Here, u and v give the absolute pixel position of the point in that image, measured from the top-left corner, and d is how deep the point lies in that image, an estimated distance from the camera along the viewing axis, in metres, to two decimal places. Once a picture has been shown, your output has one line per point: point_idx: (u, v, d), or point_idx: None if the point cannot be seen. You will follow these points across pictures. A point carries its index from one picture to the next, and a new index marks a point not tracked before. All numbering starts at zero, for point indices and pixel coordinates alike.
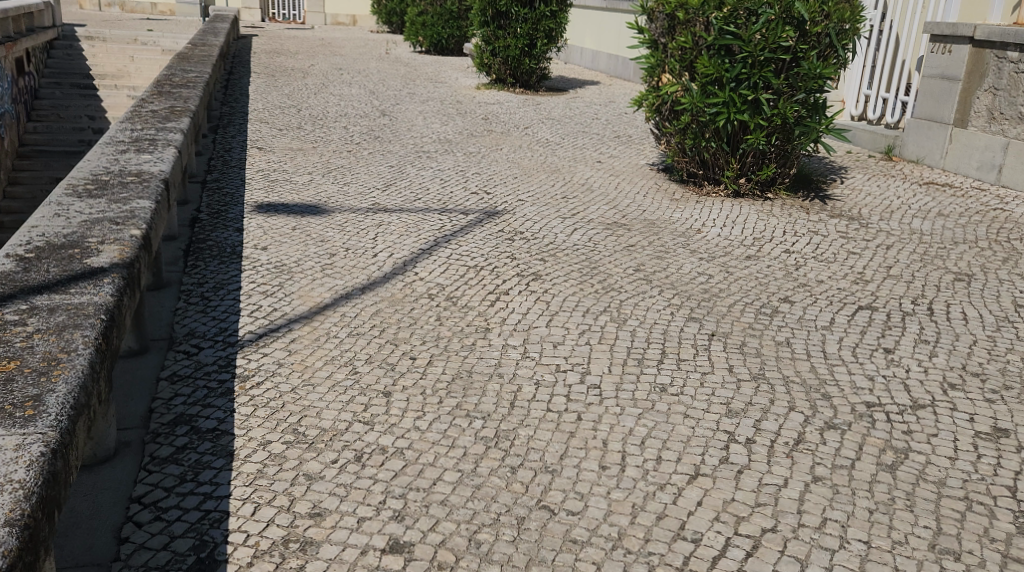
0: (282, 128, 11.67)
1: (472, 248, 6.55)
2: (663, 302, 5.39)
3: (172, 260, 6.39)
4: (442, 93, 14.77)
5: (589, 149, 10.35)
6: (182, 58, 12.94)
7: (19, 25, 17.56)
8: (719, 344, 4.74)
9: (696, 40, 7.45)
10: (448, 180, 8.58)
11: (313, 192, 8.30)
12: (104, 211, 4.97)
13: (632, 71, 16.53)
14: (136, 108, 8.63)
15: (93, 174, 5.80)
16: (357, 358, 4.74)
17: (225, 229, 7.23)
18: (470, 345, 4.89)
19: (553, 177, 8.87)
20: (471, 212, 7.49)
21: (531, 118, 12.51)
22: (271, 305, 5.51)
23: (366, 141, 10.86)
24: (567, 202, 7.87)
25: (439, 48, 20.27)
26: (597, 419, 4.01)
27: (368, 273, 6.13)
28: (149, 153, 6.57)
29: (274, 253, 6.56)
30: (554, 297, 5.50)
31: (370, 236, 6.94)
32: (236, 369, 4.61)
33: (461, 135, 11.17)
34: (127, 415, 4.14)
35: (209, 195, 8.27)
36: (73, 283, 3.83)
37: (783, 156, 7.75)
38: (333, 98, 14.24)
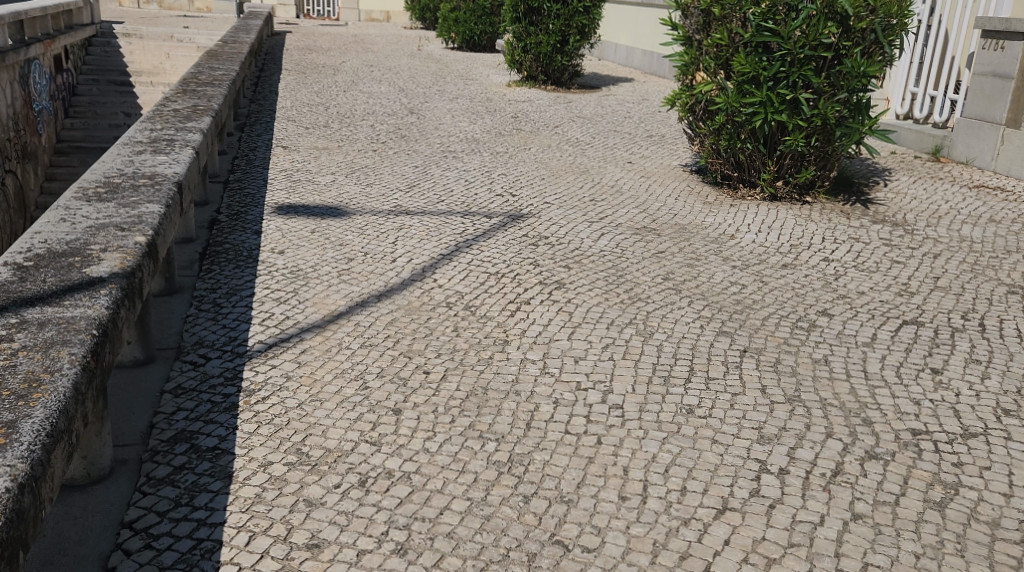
0: (308, 126, 11.52)
1: (494, 253, 6.32)
2: (692, 314, 5.12)
3: (188, 264, 6.22)
4: (472, 90, 14.55)
5: (621, 149, 10.07)
6: (211, 55, 12.84)
7: (58, 23, 17.62)
8: (751, 362, 4.46)
9: (732, 36, 7.14)
10: (474, 182, 8.35)
11: (336, 193, 8.12)
12: (111, 216, 4.78)
13: (667, 68, 16.19)
14: (159, 106, 8.49)
15: (105, 176, 5.64)
16: (369, 372, 4.53)
17: (244, 231, 7.06)
18: (487, 359, 4.66)
19: (581, 178, 8.62)
20: (495, 215, 7.25)
21: (562, 117, 12.26)
22: (283, 314, 5.31)
23: (393, 139, 10.66)
24: (596, 205, 7.61)
25: (472, 44, 20.06)
26: (618, 443, 3.76)
27: (386, 279, 5.92)
28: (165, 154, 6.41)
29: (291, 257, 6.38)
30: (577, 308, 5.25)
31: (391, 239, 6.74)
32: (242, 382, 4.40)
33: (489, 134, 10.94)
34: (125, 430, 3.93)
35: (230, 195, 8.12)
36: (68, 294, 3.63)
37: (823, 158, 7.43)
38: (362, 95, 14.08)
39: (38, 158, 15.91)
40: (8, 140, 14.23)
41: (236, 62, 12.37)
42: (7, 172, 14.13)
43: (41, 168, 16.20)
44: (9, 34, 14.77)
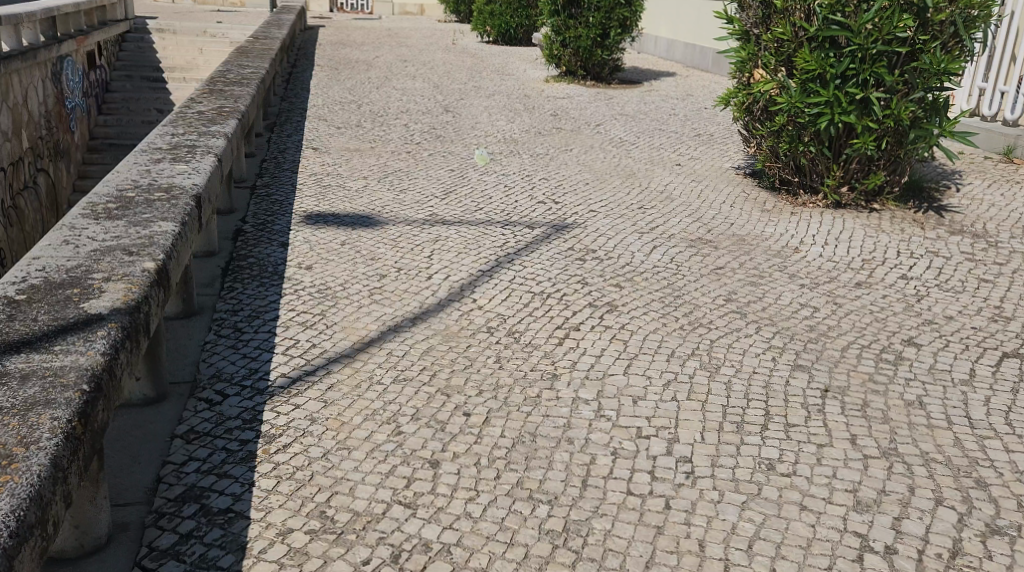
0: (340, 126, 11.08)
1: (538, 270, 5.82)
2: (762, 342, 4.58)
3: (209, 281, 5.80)
4: (509, 87, 14.04)
5: (668, 150, 9.50)
6: (241, 51, 12.43)
7: (92, 19, 17.31)
8: (836, 403, 3.92)
9: (796, 30, 6.57)
10: (513, 187, 7.84)
11: (367, 200, 7.66)
12: (119, 237, 4.36)
13: (712, 62, 15.56)
14: (183, 108, 8.08)
15: (118, 188, 5.23)
16: (403, 413, 4.06)
17: (270, 244, 6.61)
18: (534, 398, 4.16)
19: (628, 182, 8.08)
20: (538, 225, 6.75)
21: (603, 114, 11.73)
22: (310, 341, 4.85)
23: (428, 140, 10.18)
24: (645, 213, 7.07)
25: (508, 38, 19.54)
26: (691, 508, 3.25)
27: (421, 299, 5.45)
28: (185, 162, 5.98)
29: (319, 274, 5.93)
30: (632, 336, 4.73)
31: (426, 253, 6.26)
32: (261, 426, 3.95)
33: (529, 134, 10.43)
34: (129, 486, 3.51)
35: (257, 202, 7.69)
36: (61, 337, 3.19)
37: (894, 161, 6.84)
38: (395, 92, 13.61)
39: (70, 156, 15.64)
40: (40, 138, 13.93)
41: (266, 59, 11.96)
42: (39, 171, 13.83)
43: (74, 166, 15.92)
44: (41, 30, 14.50)
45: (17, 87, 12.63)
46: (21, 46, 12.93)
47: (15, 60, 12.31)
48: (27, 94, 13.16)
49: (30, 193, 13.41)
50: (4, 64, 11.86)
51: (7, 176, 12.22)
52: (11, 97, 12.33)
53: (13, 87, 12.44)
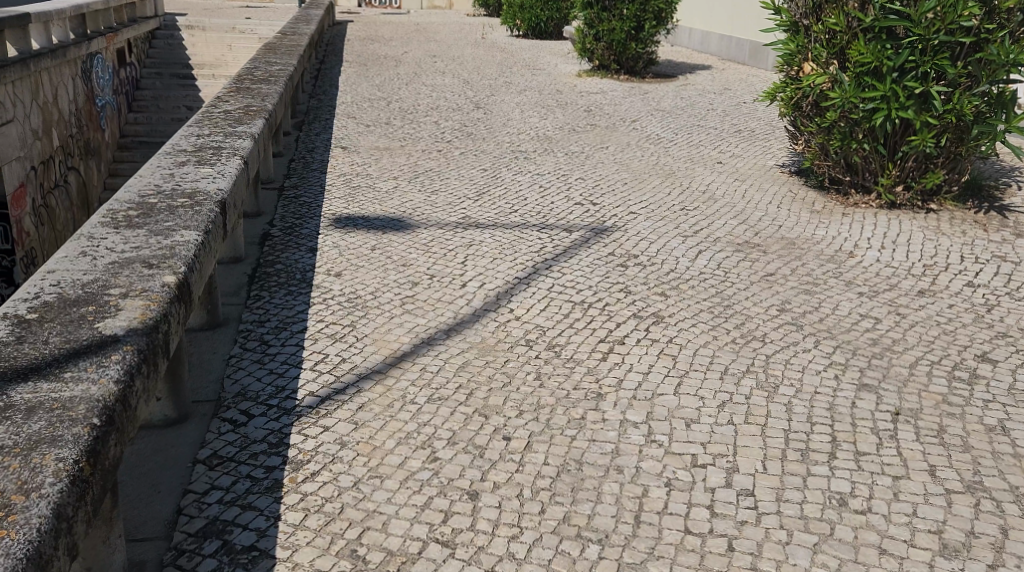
0: (369, 124, 10.85)
1: (577, 278, 5.54)
2: (822, 357, 4.27)
3: (235, 290, 5.57)
4: (541, 82, 13.74)
5: (708, 147, 9.17)
6: (269, 48, 12.23)
7: (121, 16, 17.37)
8: (911, 428, 3.60)
9: (849, 21, 6.24)
10: (548, 188, 7.56)
11: (398, 202, 7.41)
12: (139, 247, 4.13)
13: (749, 54, 15.16)
14: (209, 107, 7.88)
15: (140, 195, 5.00)
16: (438, 437, 3.80)
17: (298, 249, 6.38)
18: (579, 420, 3.88)
19: (668, 182, 7.76)
20: (576, 228, 6.47)
21: (638, 110, 11.40)
22: (340, 356, 4.61)
23: (459, 138, 9.92)
24: (687, 215, 6.76)
25: (538, 31, 19.21)
26: (757, 551, 2.97)
27: (455, 310, 5.20)
28: (210, 165, 5.76)
29: (349, 281, 5.69)
30: (682, 350, 4.43)
31: (459, 259, 6.00)
32: (289, 451, 3.71)
33: (562, 131, 10.13)
34: (148, 519, 3.29)
35: (285, 204, 7.47)
36: (71, 362, 2.96)
37: (953, 158, 6.47)
38: (425, 89, 13.37)
39: (101, 154, 15.54)
40: (70, 136, 13.82)
41: (294, 56, 11.77)
42: (69, 170, 13.72)
43: (105, 164, 15.82)
44: (71, 27, 14.50)
45: (48, 85, 12.52)
46: (51, 44, 12.93)
47: (45, 58, 12.22)
48: (57, 92, 13.05)
49: (62, 191, 13.28)
50: (34, 62, 11.75)
51: (37, 175, 12.09)
52: (41, 95, 12.21)
53: (44, 85, 12.34)
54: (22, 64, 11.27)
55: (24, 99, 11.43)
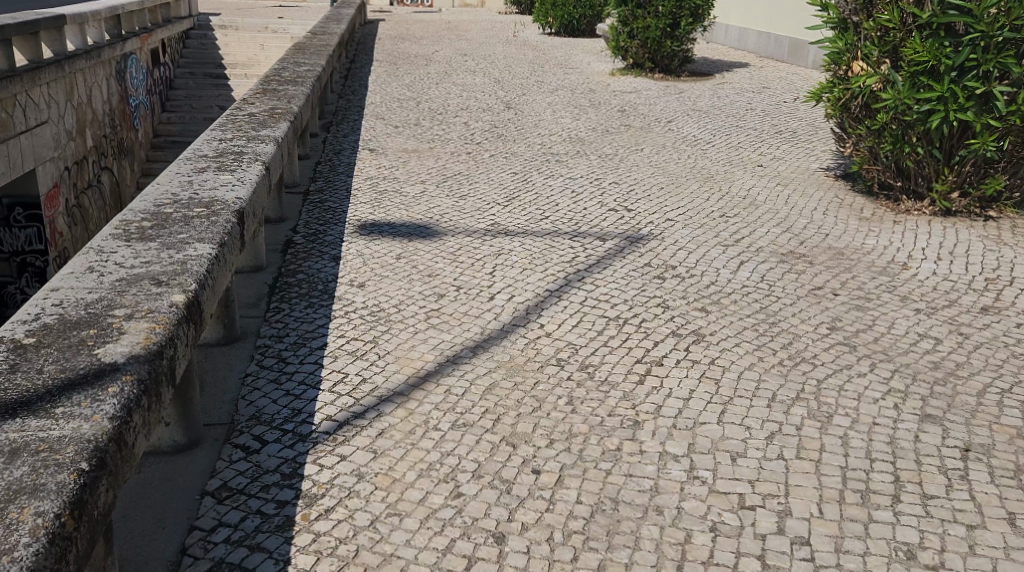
0: (398, 125, 10.62)
1: (612, 291, 5.25)
2: (879, 382, 3.95)
3: (254, 301, 5.34)
4: (574, 81, 13.44)
5: (747, 149, 8.83)
6: (298, 48, 12.05)
7: (155, 16, 17.42)
8: (982, 469, 3.31)
9: (904, 16, 5.95)
10: (581, 193, 7.27)
11: (424, 208, 7.15)
12: (149, 262, 3.88)
13: (788, 51, 14.75)
14: (234, 109, 7.68)
15: (155, 204, 4.77)
16: (463, 469, 3.54)
17: (321, 257, 6.15)
18: (614, 452, 3.60)
19: (708, 187, 7.44)
20: (610, 236, 6.18)
21: (674, 109, 11.07)
22: (360, 375, 4.36)
23: (489, 139, 9.65)
24: (728, 223, 6.45)
25: (570, 29, 18.90)
26: None
27: (482, 326, 4.94)
28: (230, 172, 5.53)
29: (372, 293, 5.43)
30: (725, 373, 4.13)
31: (487, 269, 5.73)
32: (303, 483, 3.48)
33: (595, 132, 9.84)
34: (150, 559, 3.08)
35: (309, 210, 7.25)
36: (64, 395, 2.71)
37: (1015, 163, 6.13)
38: (456, 88, 13.12)
39: (134, 154, 15.45)
40: (104, 137, 13.74)
41: (323, 56, 11.58)
42: (103, 170, 13.63)
43: (138, 163, 15.74)
44: (105, 28, 14.51)
45: (82, 86, 12.44)
46: (86, 45, 12.90)
47: (79, 59, 12.16)
48: (91, 92, 12.97)
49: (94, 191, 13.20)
50: (67, 62, 11.67)
51: (70, 175, 11.99)
52: (75, 96, 12.11)
53: (77, 85, 12.26)
54: (56, 65, 11.17)
55: (58, 100, 11.33)
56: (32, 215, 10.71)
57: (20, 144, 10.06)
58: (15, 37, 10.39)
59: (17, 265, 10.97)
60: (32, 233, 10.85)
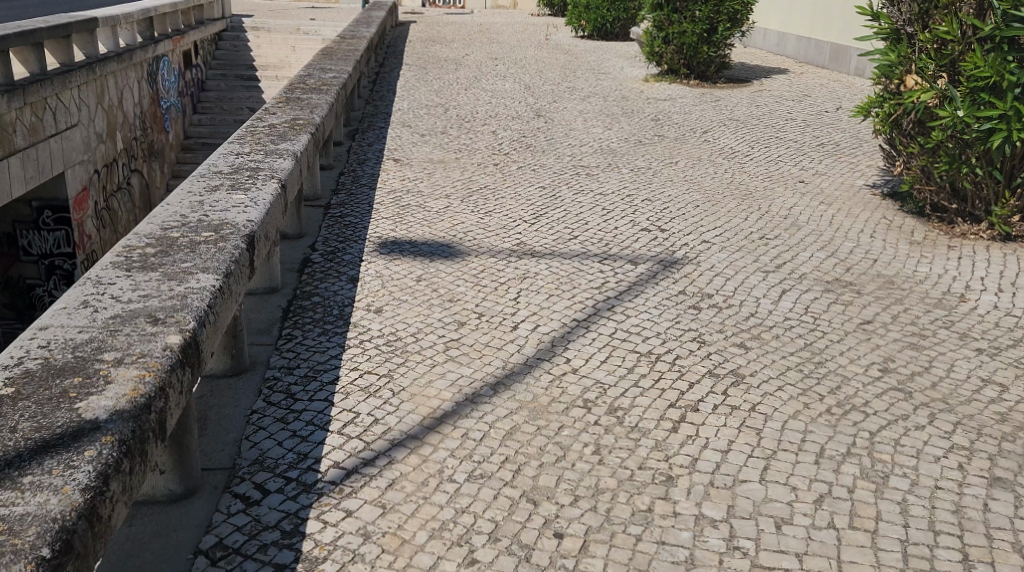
0: (425, 133, 10.35)
1: (644, 323, 4.94)
2: (937, 442, 3.71)
3: (265, 328, 5.08)
4: (607, 87, 13.11)
5: (787, 164, 8.46)
6: (326, 53, 11.83)
7: (188, 19, 17.34)
8: None
9: (963, 28, 5.76)
10: (612, 210, 6.95)
11: (448, 224, 6.88)
12: (148, 296, 3.57)
13: (830, 57, 14.36)
14: (255, 120, 7.45)
15: (161, 227, 4.48)
16: (478, 530, 3.27)
17: (337, 278, 5.88)
18: (645, 515, 3.32)
19: (747, 206, 7.10)
20: (642, 260, 5.87)
21: (710, 119, 10.73)
22: (372, 414, 4.07)
23: (518, 150, 9.35)
24: (768, 247, 6.12)
25: (604, 32, 18.53)
26: None
27: (504, 359, 4.65)
28: (244, 191, 5.25)
29: (389, 318, 5.16)
30: (766, 423, 3.86)
31: (511, 294, 5.44)
32: (305, 543, 3.22)
33: (627, 142, 9.51)
34: None
35: (329, 224, 6.99)
36: (32, 463, 2.43)
37: None
38: (485, 94, 12.83)
39: (165, 157, 15.32)
40: (134, 139, 13.57)
41: (351, 61, 11.34)
42: (132, 172, 13.47)
43: (168, 165, 15.61)
44: (138, 30, 14.44)
45: (113, 89, 12.30)
46: (118, 48, 12.81)
47: (111, 61, 12.03)
48: (122, 95, 12.84)
49: (125, 194, 13.08)
50: (99, 65, 11.54)
51: (100, 178, 11.83)
52: (106, 99, 11.97)
53: (109, 89, 12.12)
54: (88, 69, 11.04)
55: (89, 103, 11.20)
56: (61, 218, 10.59)
57: (49, 148, 9.92)
58: (46, 41, 10.28)
59: (45, 268, 10.87)
60: (61, 236, 10.73)
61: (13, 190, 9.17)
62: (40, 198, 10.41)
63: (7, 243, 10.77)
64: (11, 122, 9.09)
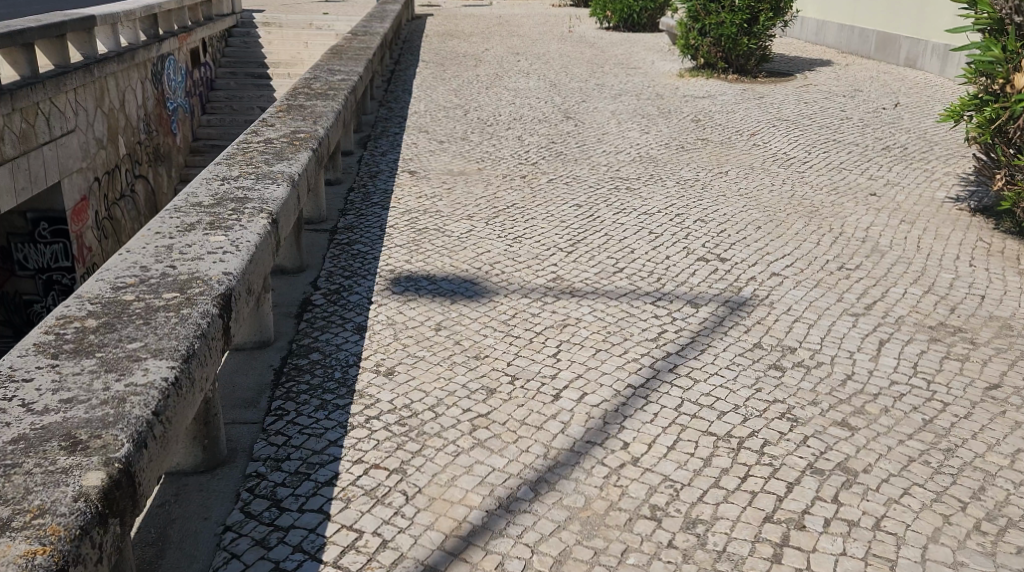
0: (443, 140, 9.42)
1: (717, 391, 3.97)
2: None
3: (250, 399, 4.18)
4: (639, 84, 12.13)
5: (853, 172, 7.46)
6: (335, 52, 10.89)
7: (196, 15, 16.47)
8: None
9: None
10: (660, 235, 6.02)
11: (471, 253, 5.95)
12: (72, 399, 2.67)
13: (876, 46, 13.28)
14: (251, 134, 6.54)
15: (113, 286, 3.59)
16: None
17: (341, 327, 4.95)
18: None
19: (817, 225, 6.14)
20: (704, 300, 4.93)
21: (757, 119, 9.74)
22: (380, 535, 3.18)
23: (546, 159, 8.41)
24: (852, 280, 5.15)
25: (631, 23, 17.56)
26: None
27: (546, 444, 3.71)
28: (225, 230, 4.34)
29: (404, 384, 4.24)
30: (899, 553, 2.95)
31: (550, 349, 4.51)
32: None
33: (667, 149, 8.54)
34: None
35: (335, 255, 6.08)
36: None
37: None
38: (507, 94, 11.87)
39: (172, 159, 14.45)
40: (138, 143, 12.70)
41: (362, 61, 10.42)
42: (137, 178, 12.59)
43: (176, 169, 14.75)
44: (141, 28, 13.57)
45: (115, 91, 11.42)
46: (119, 48, 11.95)
47: (111, 62, 11.11)
48: (124, 97, 11.95)
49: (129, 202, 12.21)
50: (98, 68, 10.57)
51: (101, 186, 10.91)
52: (106, 103, 11.05)
53: (109, 93, 11.19)
54: (88, 70, 10.14)
55: (90, 107, 10.27)
56: (58, 230, 9.70)
57: (44, 157, 9.05)
58: (39, 41, 9.41)
59: (43, 283, 10.02)
60: (58, 249, 9.83)
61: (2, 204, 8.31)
62: (35, 209, 9.55)
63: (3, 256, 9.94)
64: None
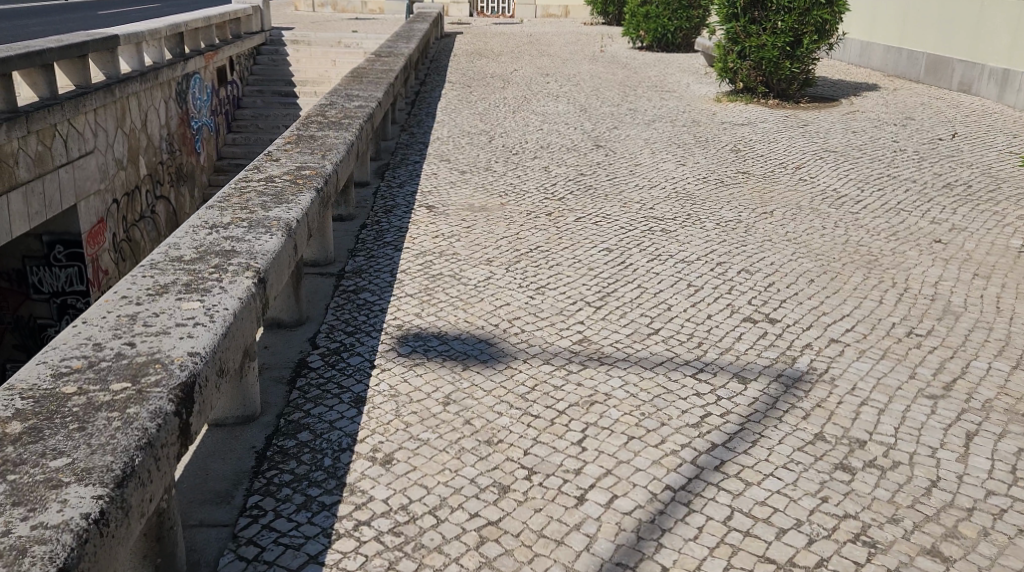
0: (465, 170, 8.83)
1: (775, 500, 3.33)
2: None
3: (224, 492, 3.58)
4: (674, 109, 11.49)
5: (913, 213, 6.78)
6: (355, 76, 10.35)
7: (224, 33, 16.10)
8: None
9: None
10: (699, 288, 5.38)
11: (489, 306, 5.35)
12: None
13: (926, 69, 12.56)
14: (252, 170, 5.98)
15: (54, 370, 2.98)
16: None
17: (337, 398, 4.33)
18: None
19: (879, 278, 5.46)
20: (754, 374, 4.28)
21: (803, 149, 9.06)
22: None
23: (575, 194, 7.79)
24: (925, 349, 4.48)
25: (664, 43, 16.94)
26: None
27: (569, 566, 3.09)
28: (201, 293, 3.76)
29: (403, 477, 3.63)
30: None
31: (575, 433, 3.88)
32: None
33: (707, 183, 7.89)
34: None
35: (338, 305, 5.49)
36: None
37: None
38: (535, 119, 11.27)
39: (195, 179, 13.96)
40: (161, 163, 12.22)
41: (383, 85, 9.86)
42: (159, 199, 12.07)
43: (199, 188, 14.26)
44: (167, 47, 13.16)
45: (136, 111, 10.96)
46: (143, 67, 11.51)
47: (133, 81, 10.65)
48: (146, 117, 11.49)
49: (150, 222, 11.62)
50: (120, 87, 10.09)
51: (120, 208, 10.33)
52: (127, 122, 10.55)
53: (130, 112, 10.72)
54: (109, 90, 9.66)
55: (110, 128, 9.79)
56: (74, 254, 8.97)
57: (60, 180, 8.47)
58: (61, 61, 8.91)
59: (58, 307, 9.19)
60: (74, 272, 9.03)
61: (13, 230, 7.71)
62: (51, 231, 8.79)
63: (15, 281, 9.06)
64: (12, 156, 7.65)
